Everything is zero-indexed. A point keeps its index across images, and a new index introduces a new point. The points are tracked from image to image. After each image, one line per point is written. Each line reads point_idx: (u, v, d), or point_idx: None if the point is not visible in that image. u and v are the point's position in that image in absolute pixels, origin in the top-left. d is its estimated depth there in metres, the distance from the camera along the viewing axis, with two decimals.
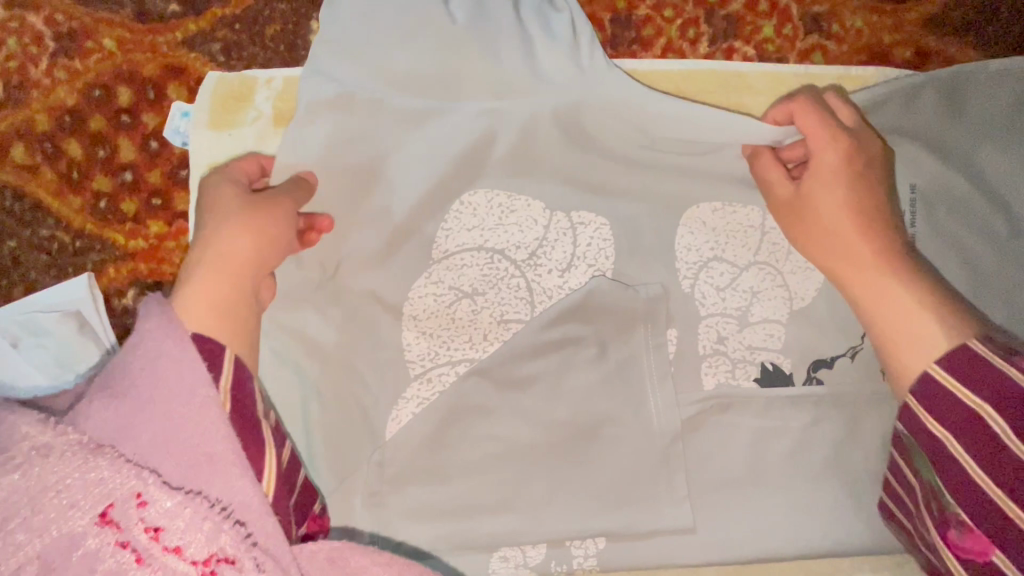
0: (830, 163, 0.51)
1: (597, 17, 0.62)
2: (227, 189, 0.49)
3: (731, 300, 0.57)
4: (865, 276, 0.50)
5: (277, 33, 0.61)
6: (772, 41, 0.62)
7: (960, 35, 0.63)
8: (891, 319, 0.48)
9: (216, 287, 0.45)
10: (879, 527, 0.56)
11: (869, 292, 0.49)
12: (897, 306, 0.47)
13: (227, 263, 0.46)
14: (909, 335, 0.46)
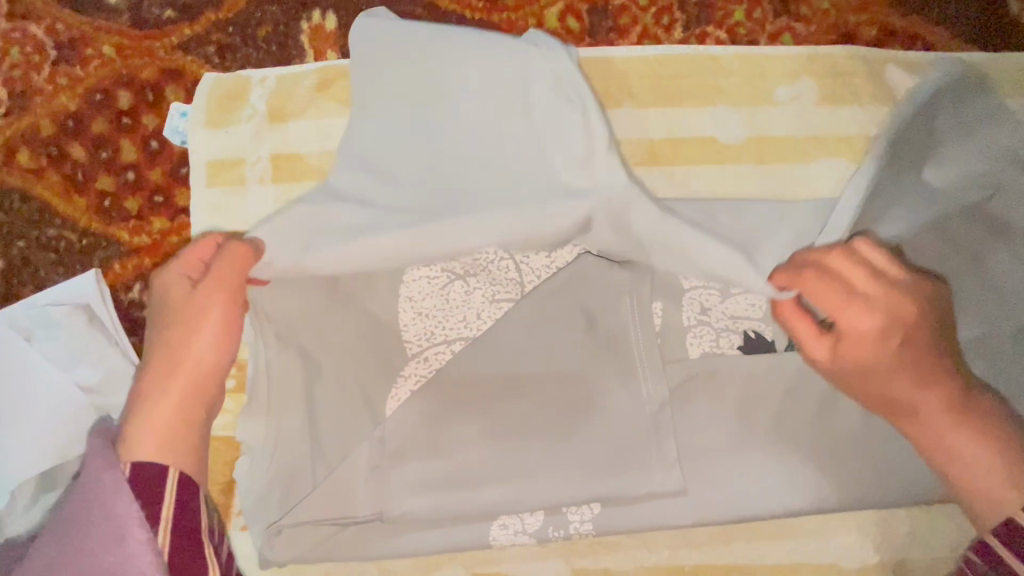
0: (872, 359, 0.52)
1: (574, 9, 0.65)
2: (170, 309, 0.55)
3: None
4: (923, 413, 0.53)
5: (268, 35, 0.64)
6: (743, 24, 0.65)
7: (925, 11, 0.65)
8: (950, 459, 0.52)
9: (163, 417, 0.52)
10: (868, 485, 0.57)
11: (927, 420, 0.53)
12: (956, 437, 0.52)
13: (170, 404, 0.52)
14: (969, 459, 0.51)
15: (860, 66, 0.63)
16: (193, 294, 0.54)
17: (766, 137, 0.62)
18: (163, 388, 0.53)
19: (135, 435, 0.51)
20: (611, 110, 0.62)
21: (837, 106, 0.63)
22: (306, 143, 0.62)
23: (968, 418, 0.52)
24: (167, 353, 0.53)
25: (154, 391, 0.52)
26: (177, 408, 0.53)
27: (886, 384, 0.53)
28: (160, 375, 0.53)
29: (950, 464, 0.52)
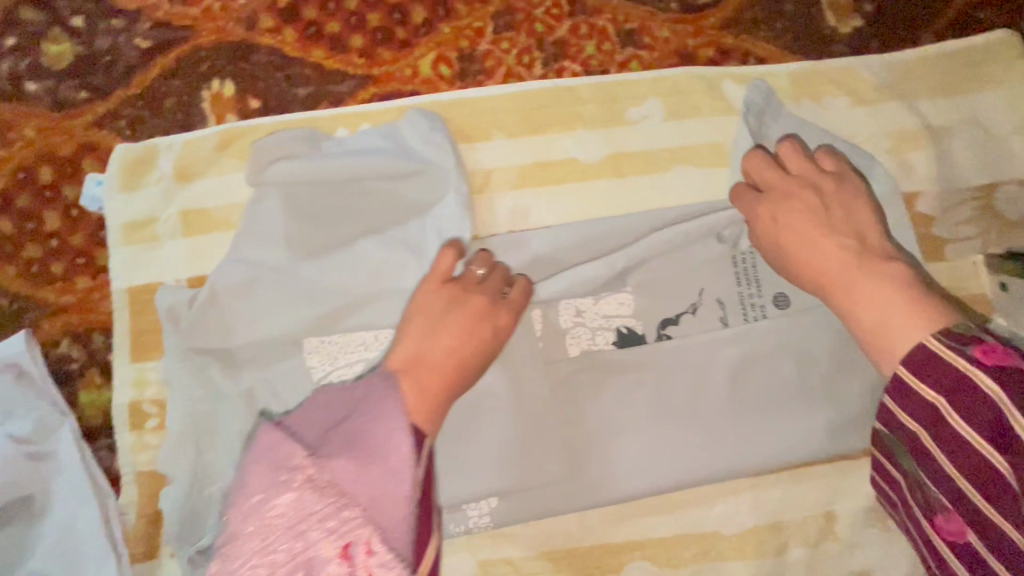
0: (796, 226, 0.59)
1: (446, 57, 0.73)
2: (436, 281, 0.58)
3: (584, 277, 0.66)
4: (838, 284, 0.56)
5: (174, 105, 0.72)
6: (595, 57, 0.73)
7: (754, 30, 0.74)
8: (864, 319, 0.53)
9: (432, 377, 0.52)
10: (737, 455, 0.63)
11: (840, 290, 0.55)
12: (876, 295, 0.52)
13: (432, 337, 0.54)
14: (875, 314, 0.52)
15: (700, 84, 0.72)
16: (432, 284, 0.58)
17: (623, 153, 0.70)
18: (449, 362, 0.53)
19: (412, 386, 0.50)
20: (483, 143, 0.70)
21: (683, 120, 0.71)
22: (211, 197, 0.69)
23: (880, 272, 0.53)
24: (478, 341, 0.55)
25: (448, 365, 0.53)
26: (432, 377, 0.52)
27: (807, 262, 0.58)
28: (455, 342, 0.54)
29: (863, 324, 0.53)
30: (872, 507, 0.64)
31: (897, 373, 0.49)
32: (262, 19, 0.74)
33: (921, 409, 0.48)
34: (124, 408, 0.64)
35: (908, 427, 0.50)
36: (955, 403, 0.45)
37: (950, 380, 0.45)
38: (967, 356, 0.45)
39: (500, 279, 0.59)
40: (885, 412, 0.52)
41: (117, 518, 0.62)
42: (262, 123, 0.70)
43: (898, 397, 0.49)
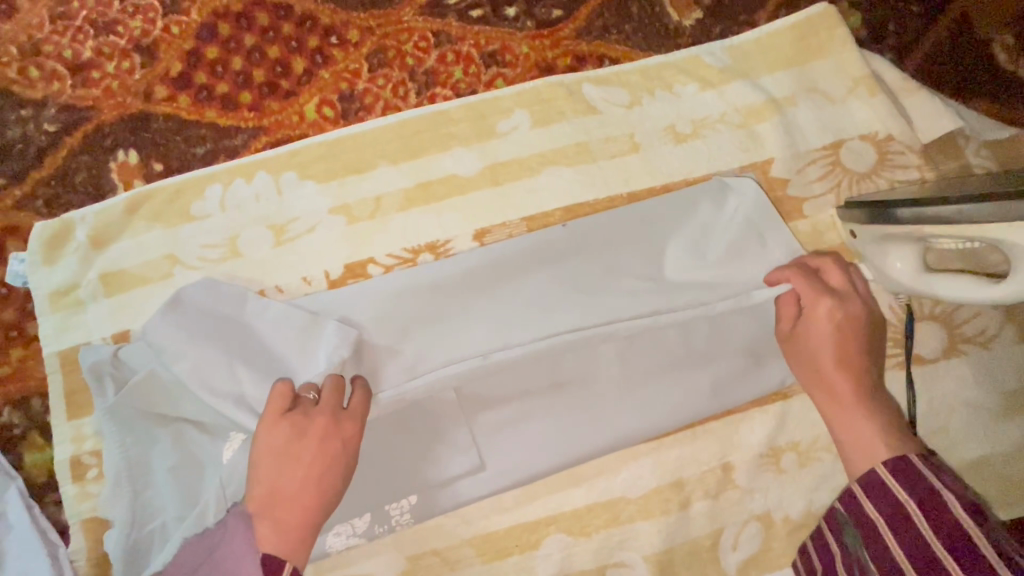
0: (823, 334, 0.65)
1: (329, 99, 0.80)
2: (290, 420, 0.61)
3: (477, 277, 0.71)
4: (840, 400, 0.64)
5: (85, 180, 0.78)
6: (463, 80, 0.80)
7: (605, 35, 0.81)
8: (849, 434, 0.63)
9: (292, 516, 0.59)
10: (633, 423, 0.68)
11: (843, 405, 0.64)
12: (862, 432, 0.62)
13: (284, 480, 0.60)
14: (865, 440, 0.62)
15: (559, 91, 0.78)
16: (283, 421, 0.61)
17: (497, 163, 0.77)
18: (303, 491, 0.60)
19: (264, 528, 0.59)
20: (369, 173, 0.76)
21: (548, 125, 0.78)
22: (127, 258, 0.75)
23: (866, 411, 0.63)
24: (335, 467, 0.61)
25: (305, 499, 0.60)
26: (289, 514, 0.59)
27: (832, 367, 0.65)
28: (308, 472, 0.60)
29: (849, 434, 0.63)
30: (763, 453, 0.69)
31: (876, 467, 0.57)
32: (157, 89, 0.81)
33: (884, 497, 0.56)
34: (66, 462, 0.69)
35: (864, 507, 0.57)
36: (914, 493, 0.54)
37: (926, 486, 0.54)
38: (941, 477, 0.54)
39: (335, 399, 0.62)
40: (851, 497, 0.59)
41: (69, 565, 0.67)
42: (165, 185, 0.76)
43: (868, 488, 0.57)
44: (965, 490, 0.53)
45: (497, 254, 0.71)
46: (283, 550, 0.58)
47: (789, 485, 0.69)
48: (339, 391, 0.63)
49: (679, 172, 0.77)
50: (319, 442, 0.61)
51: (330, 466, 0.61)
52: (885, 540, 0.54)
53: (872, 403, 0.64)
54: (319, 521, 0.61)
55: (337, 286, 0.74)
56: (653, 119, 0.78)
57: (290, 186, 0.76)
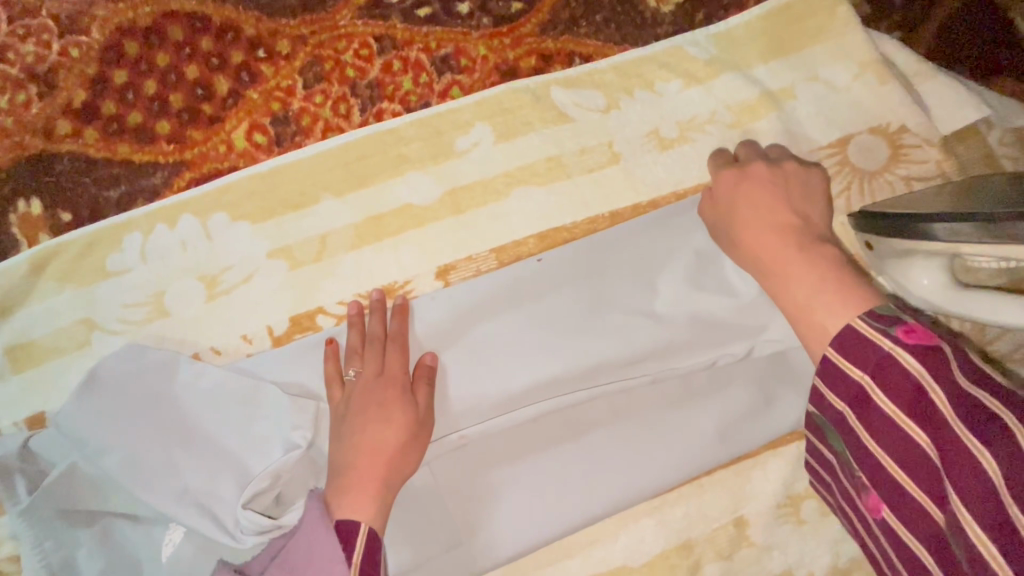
0: (742, 182, 0.60)
1: (259, 123, 0.69)
2: (341, 397, 0.59)
3: (450, 323, 0.62)
4: (782, 264, 0.54)
5: None
6: (413, 91, 0.70)
7: (573, 28, 0.71)
8: (793, 298, 0.53)
9: (364, 473, 0.54)
10: (631, 480, 0.60)
11: (763, 243, 0.56)
12: (799, 282, 0.53)
13: (345, 447, 0.56)
14: (797, 272, 0.53)
15: (524, 98, 0.68)
16: (337, 397, 0.59)
17: (458, 187, 0.67)
18: (368, 452, 0.55)
19: (337, 497, 0.53)
20: (312, 207, 0.66)
21: (514, 140, 0.67)
22: (38, 327, 0.64)
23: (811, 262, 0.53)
24: (390, 426, 0.56)
25: (371, 459, 0.54)
26: (361, 475, 0.54)
27: (769, 250, 0.56)
28: (365, 432, 0.55)
29: (794, 305, 0.53)
30: (780, 503, 0.61)
31: (825, 354, 0.47)
32: (60, 124, 0.69)
33: (847, 388, 0.47)
34: None
35: (835, 406, 0.48)
36: (884, 382, 0.44)
37: (892, 368, 0.43)
38: (891, 335, 0.44)
39: (375, 362, 0.59)
40: (815, 393, 0.50)
41: None
42: (75, 237, 0.66)
43: (831, 382, 0.48)
44: (917, 338, 0.43)
45: (469, 294, 0.63)
46: (360, 509, 0.52)
47: (810, 538, 0.62)
48: (377, 353, 0.59)
49: (666, 182, 0.67)
50: (366, 400, 0.57)
51: (386, 422, 0.56)
52: (868, 447, 0.46)
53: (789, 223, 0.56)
54: (391, 481, 0.55)
55: (284, 343, 0.64)
56: (634, 123, 0.68)
57: (220, 229, 0.66)
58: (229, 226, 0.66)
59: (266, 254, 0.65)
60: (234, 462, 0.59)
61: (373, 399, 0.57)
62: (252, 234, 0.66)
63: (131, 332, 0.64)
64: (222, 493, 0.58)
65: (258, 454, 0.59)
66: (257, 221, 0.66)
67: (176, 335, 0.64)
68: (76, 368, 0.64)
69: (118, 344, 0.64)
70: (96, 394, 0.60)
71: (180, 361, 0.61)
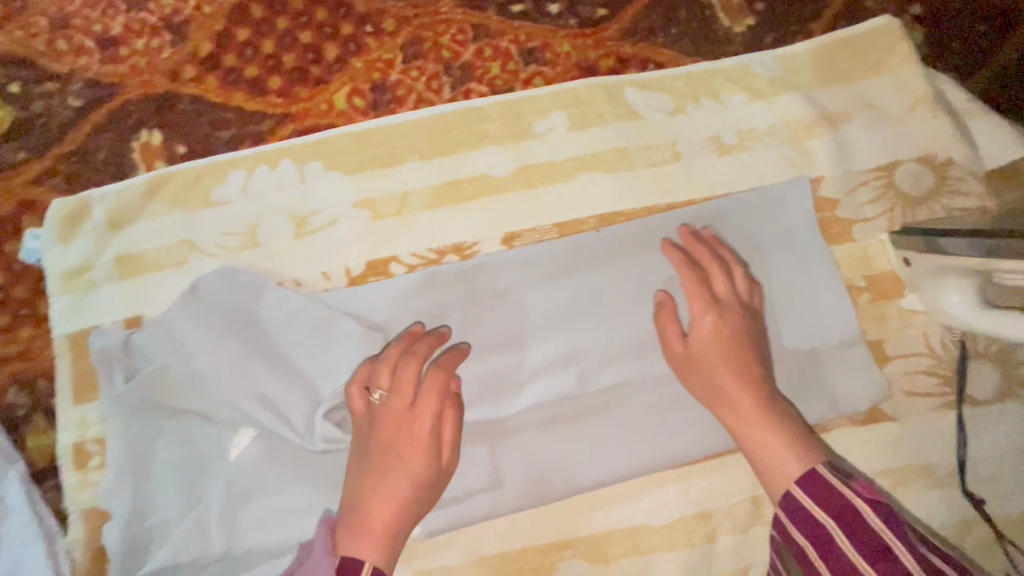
0: (706, 325, 0.63)
1: (360, 89, 0.77)
2: (365, 425, 0.60)
3: (513, 276, 0.70)
4: (747, 415, 0.60)
5: (106, 157, 0.76)
6: (500, 76, 0.77)
7: (650, 39, 0.78)
8: (755, 446, 0.59)
9: (381, 512, 0.57)
10: (659, 447, 0.65)
11: (720, 386, 0.61)
12: (764, 440, 0.59)
13: (363, 482, 0.58)
14: (752, 430, 0.60)
15: (601, 94, 0.75)
16: (363, 422, 0.60)
17: (531, 165, 0.73)
18: (389, 493, 0.57)
19: (348, 538, 0.56)
20: (397, 167, 0.74)
21: (586, 129, 0.74)
22: (144, 241, 0.72)
23: (756, 426, 0.59)
24: (411, 464, 0.58)
25: (387, 506, 0.57)
26: (374, 515, 0.57)
27: (739, 382, 0.61)
28: (389, 471, 0.58)
29: (753, 448, 0.59)
30: None
31: (791, 490, 0.54)
32: (185, 69, 0.78)
33: (812, 528, 0.52)
34: (68, 449, 0.67)
35: (815, 520, 0.52)
36: (845, 526, 0.50)
37: (875, 497, 0.52)
38: (850, 483, 0.53)
39: (399, 395, 0.59)
40: (794, 505, 0.54)
41: (66, 556, 0.64)
42: (187, 167, 0.74)
43: (810, 488, 0.54)
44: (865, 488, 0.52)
45: (529, 252, 0.70)
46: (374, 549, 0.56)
47: None
48: (408, 384, 0.60)
49: (720, 184, 0.73)
50: (394, 430, 0.59)
51: (405, 463, 0.58)
52: (846, 556, 0.49)
53: (743, 359, 0.62)
54: (405, 521, 0.58)
55: (358, 283, 0.71)
56: (695, 129, 0.74)
57: (314, 176, 0.74)
58: (322, 175, 0.74)
59: (352, 203, 0.73)
60: (306, 380, 0.65)
61: (403, 428, 0.59)
62: (342, 184, 0.73)
63: (225, 256, 0.72)
64: (294, 406, 0.64)
65: (327, 377, 0.65)
66: (348, 173, 0.73)
67: (264, 264, 0.72)
68: (172, 281, 0.71)
69: (212, 265, 0.72)
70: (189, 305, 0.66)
71: (268, 289, 0.68)
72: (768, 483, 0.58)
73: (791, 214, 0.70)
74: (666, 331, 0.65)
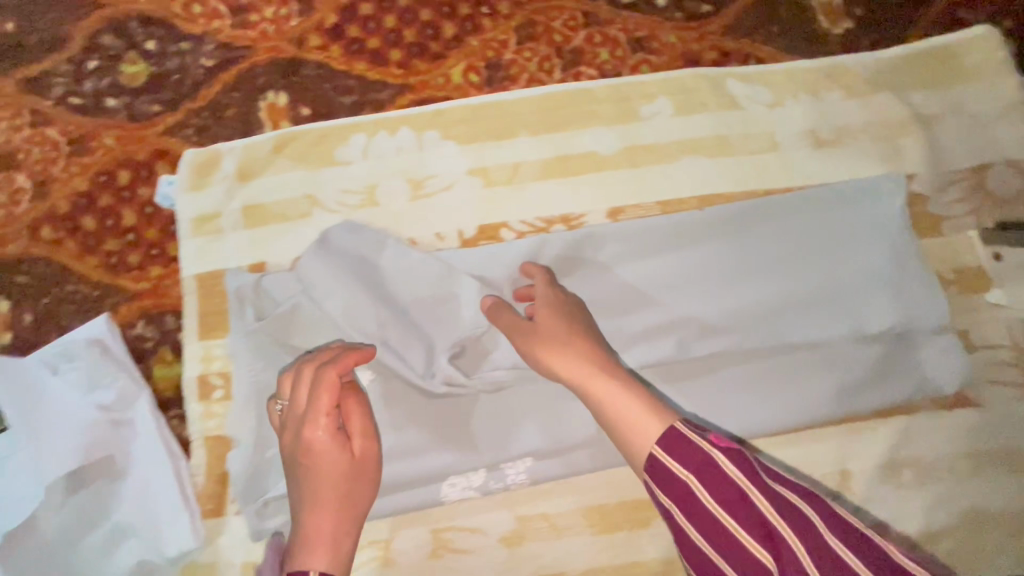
0: (546, 297, 0.66)
1: (475, 66, 0.82)
2: (287, 429, 0.62)
3: (617, 248, 0.74)
4: (586, 380, 0.59)
5: (234, 114, 0.81)
6: (608, 62, 0.82)
7: (752, 35, 0.82)
8: (608, 406, 0.56)
9: (319, 517, 0.59)
10: (753, 416, 0.69)
11: (568, 361, 0.60)
12: (611, 399, 0.56)
13: (304, 488, 0.60)
14: (608, 389, 0.56)
15: (705, 83, 0.79)
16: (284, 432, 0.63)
17: (636, 146, 0.78)
18: (329, 497, 0.59)
19: (297, 547, 0.58)
20: (509, 140, 0.78)
21: (689, 116, 0.78)
22: (269, 194, 0.77)
23: (614, 390, 0.56)
24: (328, 471, 0.60)
25: (328, 512, 0.59)
26: (324, 519, 0.59)
27: (568, 364, 0.60)
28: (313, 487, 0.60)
29: (609, 409, 0.55)
30: (882, 463, 0.69)
31: (653, 449, 0.49)
32: (311, 38, 0.83)
33: (670, 485, 0.47)
34: (193, 381, 0.72)
35: (680, 479, 0.47)
36: (703, 481, 0.46)
37: (724, 443, 0.47)
38: (705, 435, 0.48)
39: (301, 399, 0.62)
40: (654, 463, 0.48)
41: (188, 479, 0.68)
42: (312, 128, 0.79)
43: (673, 447, 0.48)
44: (722, 439, 0.48)
45: (633, 226, 0.74)
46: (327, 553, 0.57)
47: (907, 502, 0.68)
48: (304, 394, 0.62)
49: (816, 175, 0.77)
50: (310, 436, 0.60)
51: (324, 463, 0.60)
52: (712, 514, 0.45)
53: (585, 339, 0.62)
54: (323, 532, 0.59)
55: (470, 245, 0.75)
56: (793, 122, 0.78)
57: (431, 143, 0.78)
58: (439, 143, 0.78)
59: (467, 170, 0.77)
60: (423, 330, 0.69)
61: (306, 433, 0.61)
62: (457, 153, 0.78)
63: (345, 212, 0.77)
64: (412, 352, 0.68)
65: (442, 328, 0.68)
66: (464, 143, 0.78)
67: (382, 222, 0.76)
68: (296, 232, 0.76)
69: (333, 220, 0.76)
70: (316, 254, 0.71)
71: (387, 244, 0.72)
72: (631, 451, 0.52)
73: (886, 205, 0.74)
74: (510, 323, 0.65)
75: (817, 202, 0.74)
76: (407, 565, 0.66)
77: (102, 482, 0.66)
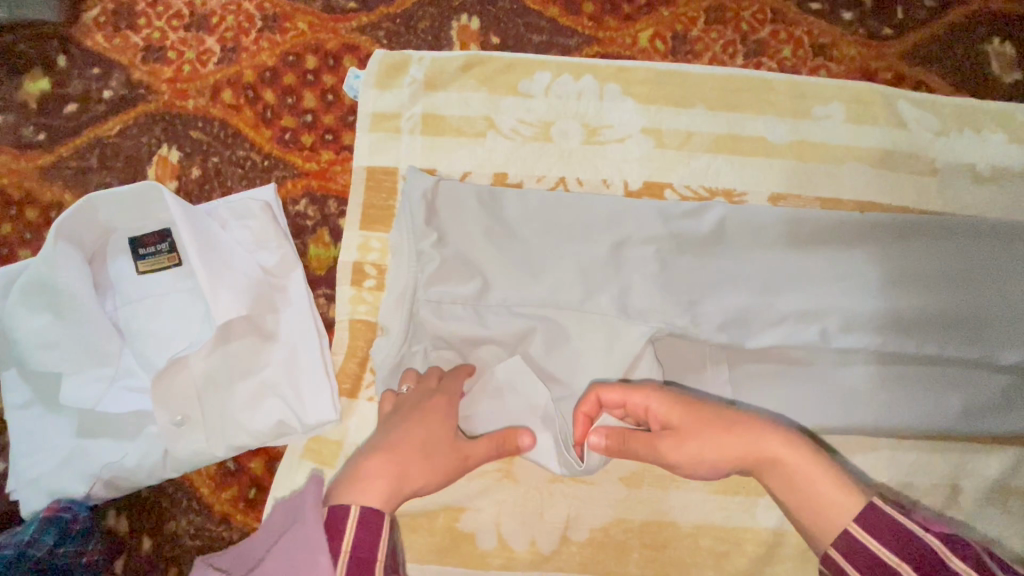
0: (640, 404, 0.61)
1: (661, 34, 0.85)
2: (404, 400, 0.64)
3: (781, 229, 0.74)
4: (759, 456, 0.57)
5: (427, 28, 0.83)
6: (789, 60, 0.85)
7: (926, 65, 0.86)
8: (802, 482, 0.55)
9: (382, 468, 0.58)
10: (875, 415, 0.72)
11: (722, 445, 0.58)
12: (806, 481, 0.55)
13: (389, 441, 0.60)
14: (794, 466, 0.56)
15: (879, 99, 0.82)
16: (402, 396, 0.65)
17: (805, 142, 0.80)
18: (405, 457, 0.59)
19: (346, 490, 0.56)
20: (687, 110, 0.81)
21: (860, 125, 0.81)
22: (450, 108, 0.79)
23: (800, 465, 0.56)
24: (424, 436, 0.61)
25: (393, 468, 0.58)
26: (386, 473, 0.57)
27: (727, 460, 0.57)
28: (391, 439, 0.60)
29: (790, 494, 0.56)
30: (967, 481, 0.75)
31: (849, 525, 0.52)
32: None
33: (870, 565, 0.49)
34: (348, 265, 0.73)
35: (877, 557, 0.49)
36: (912, 562, 0.48)
37: (938, 530, 0.49)
38: (915, 519, 0.50)
39: (430, 379, 0.66)
40: (850, 540, 0.51)
41: (330, 357, 0.70)
42: (500, 56, 0.81)
43: (875, 530, 0.50)
44: (938, 526, 0.50)
45: (799, 213, 0.75)
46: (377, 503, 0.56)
47: (991, 524, 0.74)
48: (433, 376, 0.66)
49: (964, 207, 0.80)
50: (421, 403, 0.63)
51: (420, 425, 0.61)
52: None
53: (723, 412, 0.59)
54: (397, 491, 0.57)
55: (634, 197, 0.78)
56: (954, 152, 0.81)
57: (612, 96, 0.81)
58: (619, 97, 0.81)
59: (641, 128, 0.80)
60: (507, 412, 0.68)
61: (422, 399, 0.63)
62: (634, 110, 0.80)
63: (518, 140, 0.79)
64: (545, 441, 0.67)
65: (604, 264, 0.71)
66: (642, 102, 0.81)
67: (553, 158, 0.79)
68: (469, 149, 0.78)
69: (506, 146, 0.79)
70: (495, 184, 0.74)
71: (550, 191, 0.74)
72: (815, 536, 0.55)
73: None
74: (646, 453, 0.61)
75: (986, 230, 0.74)
76: (528, 483, 0.68)
77: (254, 339, 0.69)
